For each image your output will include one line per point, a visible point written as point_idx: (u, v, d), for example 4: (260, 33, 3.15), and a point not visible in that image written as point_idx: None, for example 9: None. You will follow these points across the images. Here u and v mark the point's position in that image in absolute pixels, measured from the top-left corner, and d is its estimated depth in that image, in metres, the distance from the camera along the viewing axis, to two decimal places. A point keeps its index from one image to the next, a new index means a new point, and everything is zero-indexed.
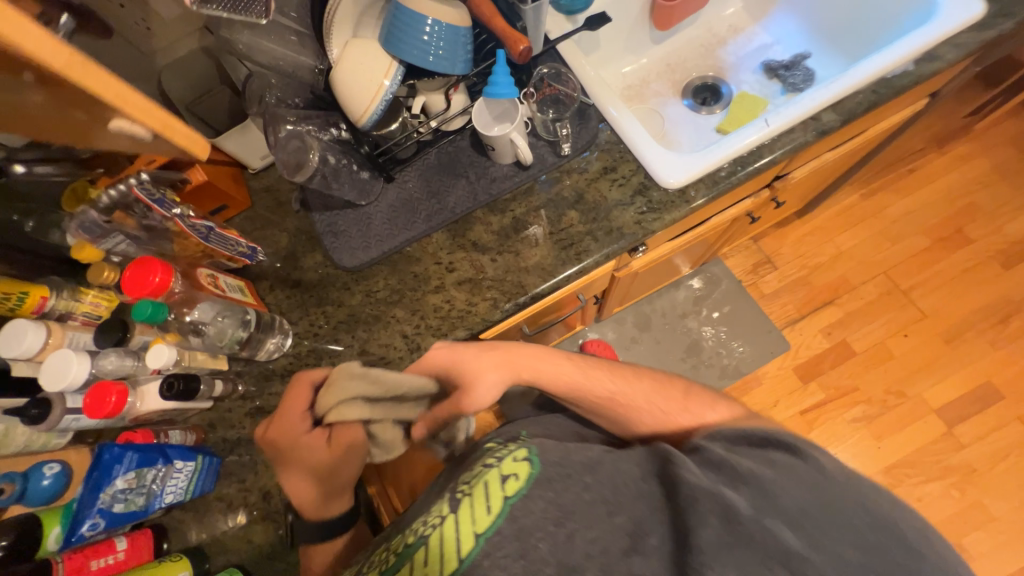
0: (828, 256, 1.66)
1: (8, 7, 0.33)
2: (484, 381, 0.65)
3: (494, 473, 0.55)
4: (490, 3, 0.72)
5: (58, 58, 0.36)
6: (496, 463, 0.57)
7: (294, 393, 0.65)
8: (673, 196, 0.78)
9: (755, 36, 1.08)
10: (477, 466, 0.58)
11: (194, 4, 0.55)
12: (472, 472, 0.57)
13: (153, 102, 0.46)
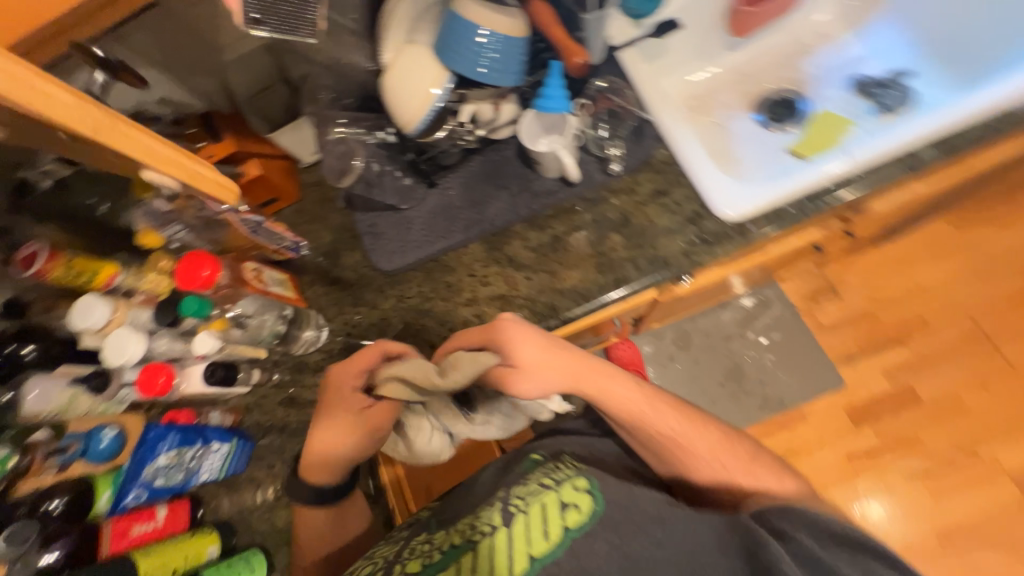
0: (902, 290, 1.49)
1: (60, 91, 0.46)
2: (543, 377, 0.66)
3: (554, 498, 0.63)
4: (550, 10, 0.68)
5: (91, 125, 0.50)
6: (557, 488, 0.64)
7: (365, 352, 0.69)
8: (730, 229, 0.72)
9: (846, 46, 0.97)
10: (533, 483, 0.66)
11: (244, 24, 0.51)
12: (529, 489, 0.65)
13: (173, 154, 0.60)
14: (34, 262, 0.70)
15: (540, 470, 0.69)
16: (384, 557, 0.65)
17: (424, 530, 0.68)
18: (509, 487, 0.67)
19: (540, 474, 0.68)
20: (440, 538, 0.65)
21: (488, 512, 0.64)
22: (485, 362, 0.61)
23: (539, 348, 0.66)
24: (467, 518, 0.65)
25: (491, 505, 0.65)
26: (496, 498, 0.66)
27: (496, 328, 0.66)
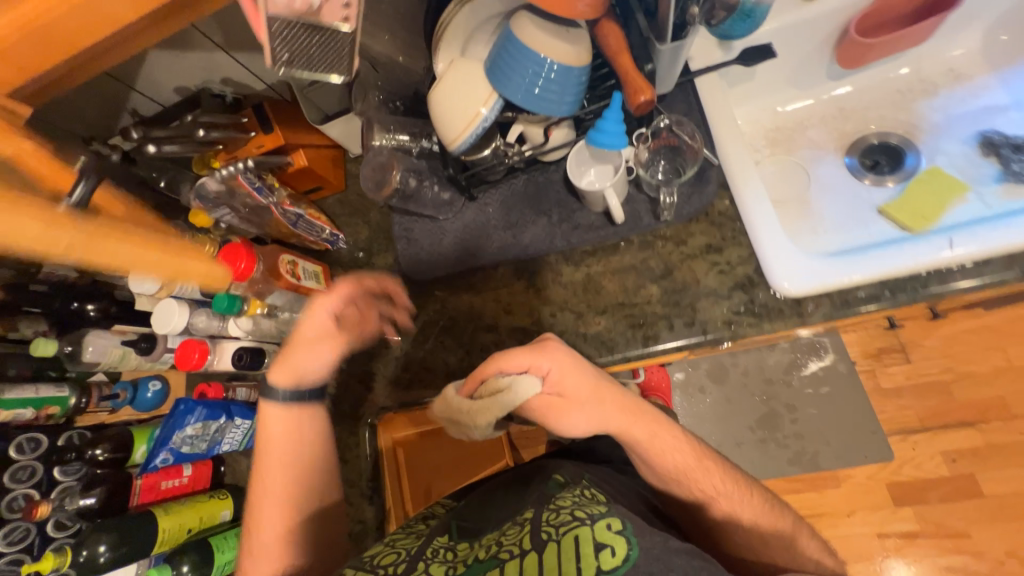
0: (988, 368, 1.31)
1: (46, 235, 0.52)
2: (583, 415, 0.65)
3: (585, 531, 0.53)
4: (620, 34, 0.60)
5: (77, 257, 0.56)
6: (590, 521, 0.54)
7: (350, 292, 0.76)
8: (786, 304, 0.64)
9: (984, 91, 0.80)
10: (565, 510, 0.57)
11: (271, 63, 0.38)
12: (558, 516, 0.56)
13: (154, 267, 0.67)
14: None
15: (572, 497, 0.60)
16: (404, 551, 0.61)
17: (447, 533, 0.64)
18: (539, 509, 0.59)
19: (572, 501, 0.59)
20: (464, 552, 0.59)
21: (515, 535, 0.57)
22: (523, 396, 0.61)
23: (589, 376, 0.66)
24: (495, 535, 0.59)
25: (518, 527, 0.58)
26: (524, 520, 0.59)
27: (545, 352, 0.64)
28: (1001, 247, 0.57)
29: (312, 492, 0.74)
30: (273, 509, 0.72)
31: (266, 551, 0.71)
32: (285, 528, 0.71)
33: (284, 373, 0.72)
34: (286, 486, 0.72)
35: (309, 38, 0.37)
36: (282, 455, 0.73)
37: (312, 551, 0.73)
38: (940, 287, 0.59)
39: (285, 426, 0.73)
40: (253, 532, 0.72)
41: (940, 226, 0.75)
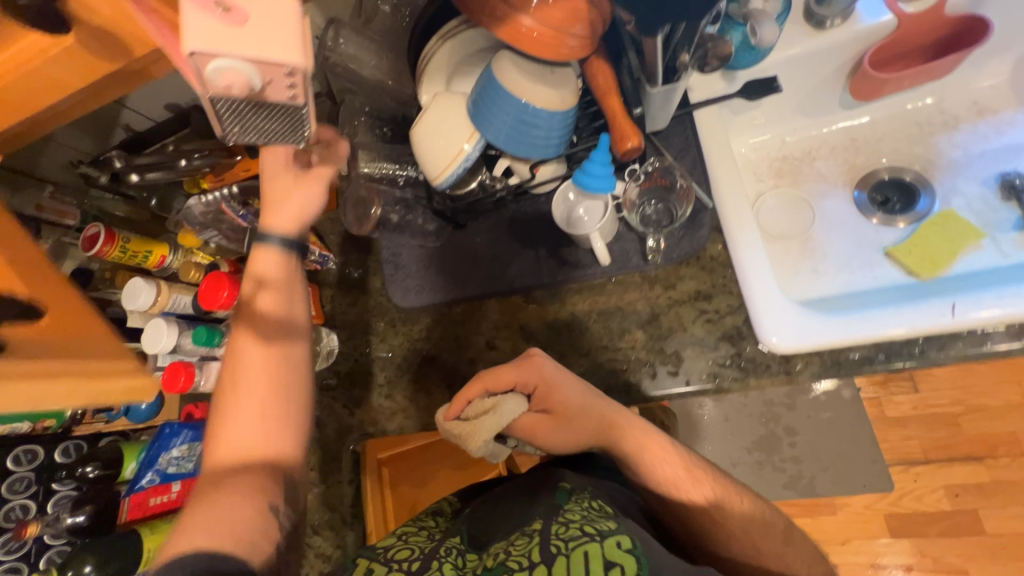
0: (1000, 403, 1.22)
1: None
2: (564, 434, 0.64)
3: (595, 549, 0.50)
4: (610, 74, 0.57)
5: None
6: (599, 537, 0.52)
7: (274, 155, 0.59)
8: (773, 360, 0.62)
9: (1011, 128, 0.74)
10: (574, 524, 0.54)
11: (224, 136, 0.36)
12: (568, 530, 0.53)
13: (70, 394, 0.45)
14: (94, 244, 0.76)
15: (582, 509, 0.56)
16: (418, 548, 0.57)
17: (459, 533, 0.60)
18: (548, 519, 0.56)
19: (582, 514, 0.55)
20: (474, 561, 0.55)
21: (524, 547, 0.53)
22: (510, 416, 0.60)
23: (577, 390, 0.63)
24: (504, 544, 0.55)
25: (526, 538, 0.54)
26: (533, 530, 0.55)
27: (530, 368, 0.63)
28: (1003, 317, 0.55)
29: (284, 388, 0.58)
30: (250, 373, 0.57)
31: (239, 422, 0.56)
32: (265, 402, 0.57)
33: (285, 221, 0.59)
34: (256, 388, 0.57)
35: (263, 116, 0.35)
36: (265, 327, 0.58)
37: (290, 434, 0.58)
38: (937, 354, 0.57)
39: (262, 321, 0.59)
40: (227, 391, 0.58)
41: (949, 274, 0.71)
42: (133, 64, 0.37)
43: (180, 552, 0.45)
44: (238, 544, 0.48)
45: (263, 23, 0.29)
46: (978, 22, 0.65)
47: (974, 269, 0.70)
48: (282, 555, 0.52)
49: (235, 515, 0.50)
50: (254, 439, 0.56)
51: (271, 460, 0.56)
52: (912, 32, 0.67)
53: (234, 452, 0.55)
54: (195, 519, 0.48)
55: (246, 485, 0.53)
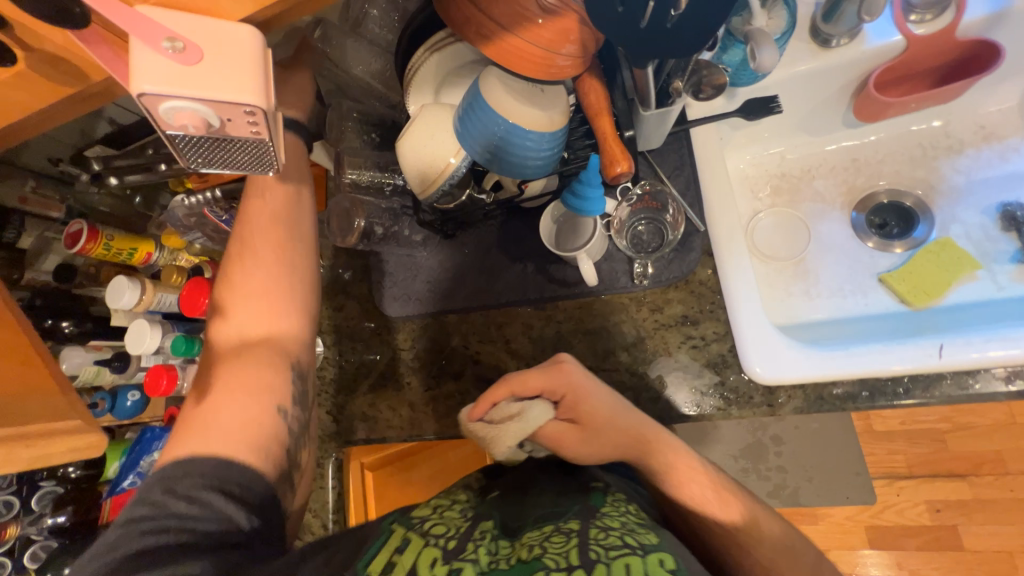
0: (988, 422, 1.23)
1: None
2: (591, 453, 0.62)
3: (638, 562, 0.42)
4: (603, 92, 0.54)
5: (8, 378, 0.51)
6: (641, 551, 0.44)
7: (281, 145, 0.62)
8: (756, 392, 0.62)
9: (1017, 156, 0.72)
10: (614, 533, 0.47)
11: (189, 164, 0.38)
12: (608, 537, 0.46)
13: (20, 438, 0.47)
14: (76, 242, 0.74)
15: (622, 521, 0.50)
16: (453, 526, 0.51)
17: (490, 518, 0.54)
18: (585, 522, 0.49)
19: (622, 522, 0.49)
20: (506, 549, 0.48)
21: (561, 546, 0.45)
22: (536, 423, 0.58)
23: (607, 402, 0.62)
24: (539, 536, 0.48)
25: (563, 535, 0.47)
26: (570, 530, 0.48)
27: (560, 375, 0.61)
28: (1002, 359, 0.54)
29: (287, 276, 0.62)
30: (252, 267, 0.61)
31: (243, 312, 0.61)
32: (267, 293, 0.61)
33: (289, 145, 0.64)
34: (256, 283, 0.61)
35: (225, 149, 0.36)
36: (267, 223, 0.62)
37: (292, 317, 0.62)
38: (920, 394, 0.57)
39: (263, 223, 0.62)
40: (230, 284, 0.61)
41: (941, 304, 0.70)
42: (90, 89, 0.39)
43: (188, 456, 0.51)
44: (247, 446, 0.53)
45: (223, 60, 0.30)
46: (988, 47, 0.63)
47: (967, 301, 0.69)
48: (289, 446, 0.57)
49: (242, 409, 0.55)
50: (259, 328, 0.60)
51: (277, 345, 0.60)
52: (920, 55, 0.65)
53: (240, 338, 0.60)
54: (204, 417, 0.54)
55: (255, 372, 0.57)
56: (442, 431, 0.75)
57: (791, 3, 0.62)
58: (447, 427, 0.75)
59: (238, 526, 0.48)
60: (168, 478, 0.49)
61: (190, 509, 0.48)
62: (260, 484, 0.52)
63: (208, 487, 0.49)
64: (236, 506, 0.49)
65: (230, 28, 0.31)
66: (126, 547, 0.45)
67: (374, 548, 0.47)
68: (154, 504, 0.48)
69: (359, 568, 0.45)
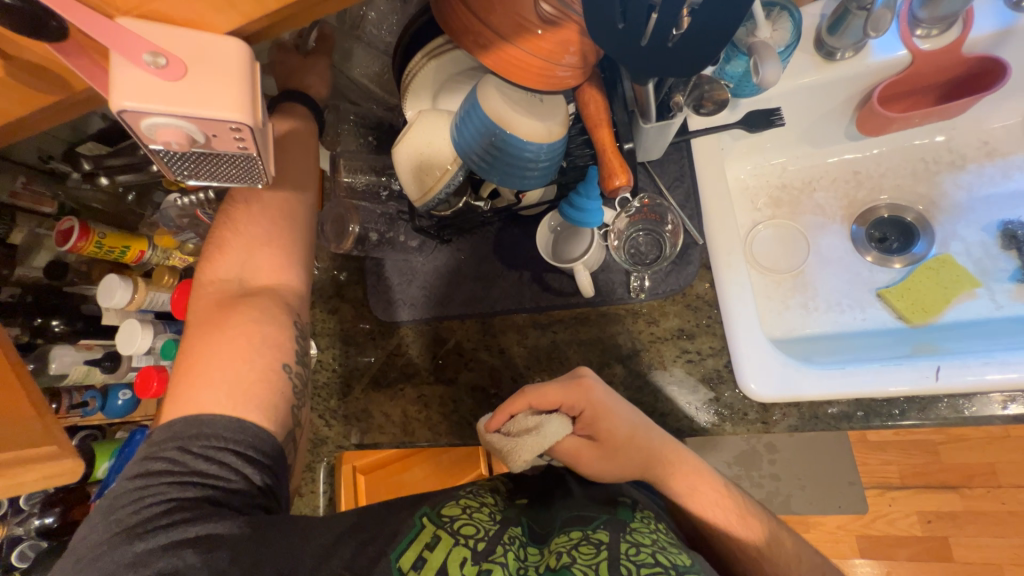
0: (983, 435, 1.22)
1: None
2: (607, 466, 0.61)
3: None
4: (603, 103, 0.53)
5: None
6: (674, 570, 0.46)
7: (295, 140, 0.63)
8: (751, 408, 0.61)
9: (1018, 172, 0.72)
10: (646, 549, 0.49)
11: (179, 175, 0.38)
12: (640, 554, 0.48)
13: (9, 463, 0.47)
14: (68, 238, 0.72)
15: (652, 535, 0.52)
16: (482, 527, 0.52)
17: (518, 525, 0.55)
18: (616, 534, 0.51)
19: (653, 540, 0.51)
20: (535, 557, 0.51)
21: (591, 557, 0.48)
22: (554, 437, 0.59)
23: (626, 420, 0.61)
24: (568, 543, 0.51)
25: (593, 547, 0.49)
26: (600, 541, 0.50)
27: (578, 392, 0.60)
28: (1000, 383, 0.53)
29: (289, 227, 0.61)
30: (254, 217, 0.59)
31: (244, 264, 0.59)
32: (268, 245, 0.60)
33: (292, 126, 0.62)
34: (260, 235, 0.60)
35: (212, 157, 0.35)
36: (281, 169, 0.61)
37: (293, 269, 0.61)
38: (915, 416, 0.57)
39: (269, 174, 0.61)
40: (232, 234, 0.60)
41: (938, 321, 0.70)
42: (69, 97, 0.38)
43: (198, 413, 0.50)
44: (256, 404, 0.52)
45: (204, 74, 0.30)
46: (995, 64, 0.62)
47: (965, 319, 0.69)
48: (296, 404, 0.57)
49: (247, 364, 0.53)
50: (260, 280, 0.59)
51: (278, 297, 0.59)
52: (925, 70, 0.64)
53: (240, 290, 0.58)
54: (208, 372, 0.52)
55: (260, 324, 0.56)
56: (435, 438, 0.75)
57: (796, 15, 0.61)
58: (439, 435, 0.75)
59: (256, 485, 0.50)
60: (183, 436, 0.50)
61: (210, 468, 0.49)
62: (274, 445, 0.52)
63: (225, 447, 0.50)
64: (253, 467, 0.50)
65: (214, 41, 0.30)
66: (156, 496, 0.47)
67: (406, 540, 0.48)
68: (174, 459, 0.49)
69: (392, 562, 0.46)
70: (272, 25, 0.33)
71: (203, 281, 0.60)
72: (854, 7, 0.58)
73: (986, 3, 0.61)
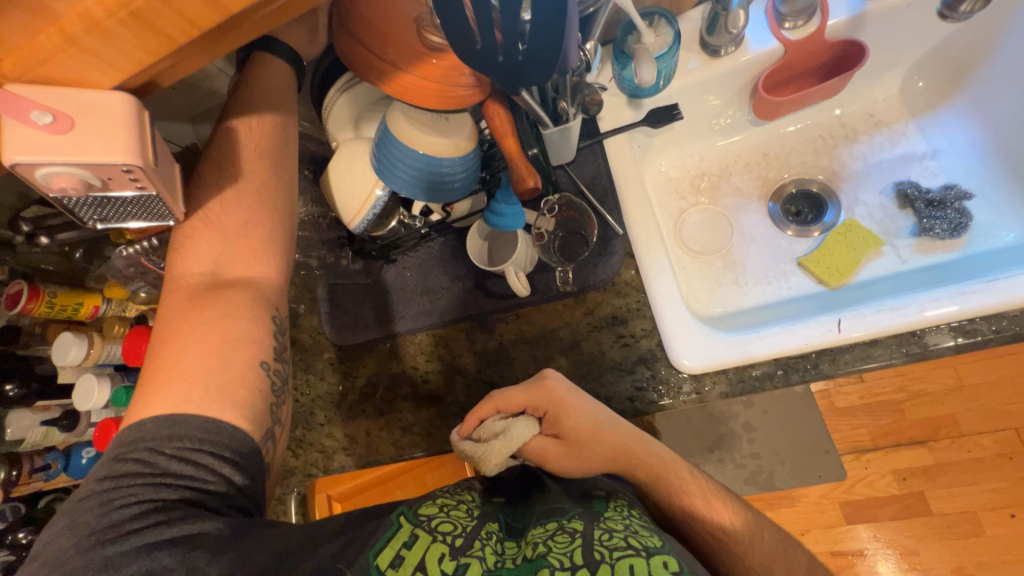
0: (939, 387, 1.25)
1: None
2: (556, 457, 0.63)
3: (643, 563, 0.45)
4: (505, 116, 0.56)
5: None
6: (645, 552, 0.47)
7: (249, 135, 0.61)
8: (685, 382, 0.65)
9: (905, 139, 0.79)
10: (618, 534, 0.50)
11: (87, 216, 0.42)
12: (613, 538, 0.49)
13: None
14: (17, 303, 0.73)
15: (626, 522, 0.53)
16: (459, 523, 0.52)
17: (495, 521, 0.56)
18: (590, 523, 0.52)
19: (625, 525, 0.52)
20: (513, 549, 0.51)
21: (565, 545, 0.48)
22: (521, 440, 0.62)
23: (590, 415, 0.64)
24: (543, 534, 0.51)
25: (567, 536, 0.49)
26: (574, 530, 0.51)
27: (543, 393, 0.64)
28: (890, 326, 0.60)
29: (267, 213, 0.61)
30: (226, 210, 0.59)
31: (218, 257, 0.59)
32: (243, 239, 0.60)
33: (264, 105, 0.62)
34: (236, 225, 0.60)
35: (114, 202, 0.40)
36: (251, 144, 0.61)
37: (273, 264, 0.61)
38: (827, 368, 0.62)
39: (240, 164, 0.60)
40: (202, 225, 0.58)
41: (853, 281, 0.75)
42: None
43: (171, 414, 0.51)
44: (232, 404, 0.53)
45: (89, 118, 0.33)
46: (856, 47, 0.69)
47: (875, 276, 0.75)
48: (275, 401, 0.58)
49: (222, 365, 0.54)
50: (237, 272, 0.59)
51: (255, 289, 0.59)
52: (798, 57, 0.71)
53: (214, 283, 0.59)
54: (182, 370, 0.53)
55: (234, 319, 0.57)
56: (398, 453, 0.76)
57: (673, 22, 0.68)
58: (403, 453, 0.76)
59: (235, 487, 0.51)
60: (155, 437, 0.50)
61: (185, 469, 0.50)
62: (249, 445, 0.53)
63: (198, 448, 0.51)
64: (229, 467, 0.51)
65: (97, 96, 0.33)
66: (128, 498, 0.48)
67: (383, 539, 0.49)
68: (145, 460, 0.50)
69: (369, 560, 0.47)
70: (162, 74, 0.36)
71: (176, 272, 0.59)
72: (719, 9, 0.65)
73: None
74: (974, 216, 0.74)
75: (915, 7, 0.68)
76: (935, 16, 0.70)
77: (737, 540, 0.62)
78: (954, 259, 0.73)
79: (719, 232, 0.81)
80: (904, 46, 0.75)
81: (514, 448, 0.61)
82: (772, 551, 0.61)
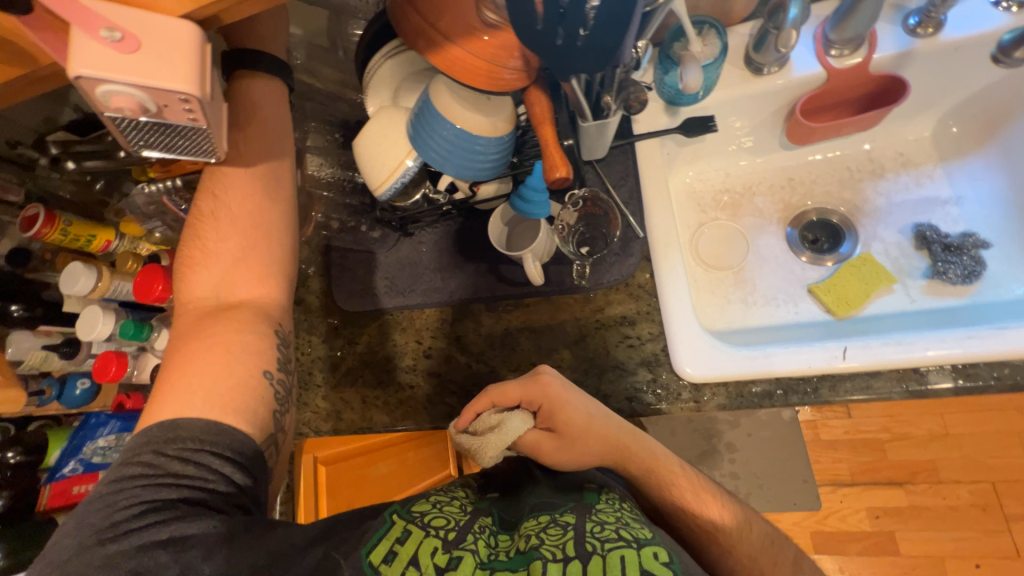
0: (924, 432, 1.26)
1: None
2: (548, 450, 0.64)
3: (632, 554, 0.47)
4: (547, 104, 0.56)
5: None
6: (635, 544, 0.48)
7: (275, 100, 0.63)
8: (685, 389, 0.66)
9: (930, 180, 0.80)
10: (609, 527, 0.51)
11: (133, 142, 0.42)
12: (604, 531, 0.50)
13: None
14: (32, 225, 0.73)
15: (616, 513, 0.54)
16: (452, 518, 0.54)
17: (489, 515, 0.58)
18: (581, 517, 0.53)
19: (617, 517, 0.53)
20: (505, 542, 0.53)
21: (558, 538, 0.49)
22: (514, 434, 0.62)
23: (583, 408, 0.64)
24: (536, 527, 0.52)
25: (559, 528, 0.51)
26: (566, 523, 0.51)
27: (538, 388, 0.64)
28: (896, 363, 0.61)
29: (264, 230, 0.61)
30: (222, 238, 0.60)
31: (221, 281, 0.60)
32: (246, 258, 0.61)
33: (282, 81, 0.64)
34: (234, 251, 0.61)
35: (163, 130, 0.41)
36: (250, 157, 0.61)
37: (276, 287, 0.62)
38: (828, 394, 0.63)
39: (242, 181, 0.61)
40: (201, 254, 0.61)
41: (861, 314, 0.76)
42: (42, 71, 0.40)
43: (174, 419, 0.52)
44: (235, 409, 0.54)
45: (160, 42, 0.34)
46: (897, 81, 0.70)
47: (883, 312, 0.75)
48: (278, 408, 0.58)
49: (227, 371, 0.55)
50: (237, 296, 0.60)
51: (259, 310, 0.60)
52: (839, 86, 0.71)
53: (220, 306, 0.59)
54: (183, 382, 0.53)
55: (238, 333, 0.57)
56: (392, 424, 0.76)
57: (723, 33, 0.68)
58: (394, 423, 0.76)
59: (235, 486, 0.52)
60: (158, 439, 0.51)
61: (187, 469, 0.50)
62: (253, 448, 0.53)
63: (201, 448, 0.51)
64: (230, 466, 0.52)
65: (170, 25, 0.34)
66: (131, 499, 0.49)
67: (377, 536, 0.50)
68: (149, 462, 0.50)
69: (363, 557, 0.48)
70: (228, 11, 0.36)
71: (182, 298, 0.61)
72: (771, 27, 0.66)
73: (889, 28, 0.69)
74: (987, 265, 0.75)
75: (960, 52, 0.68)
76: (986, 58, 0.69)
77: (711, 551, 0.62)
78: (961, 305, 0.74)
79: (735, 249, 0.81)
80: (944, 89, 0.75)
81: (508, 441, 0.61)
82: (760, 547, 0.62)
